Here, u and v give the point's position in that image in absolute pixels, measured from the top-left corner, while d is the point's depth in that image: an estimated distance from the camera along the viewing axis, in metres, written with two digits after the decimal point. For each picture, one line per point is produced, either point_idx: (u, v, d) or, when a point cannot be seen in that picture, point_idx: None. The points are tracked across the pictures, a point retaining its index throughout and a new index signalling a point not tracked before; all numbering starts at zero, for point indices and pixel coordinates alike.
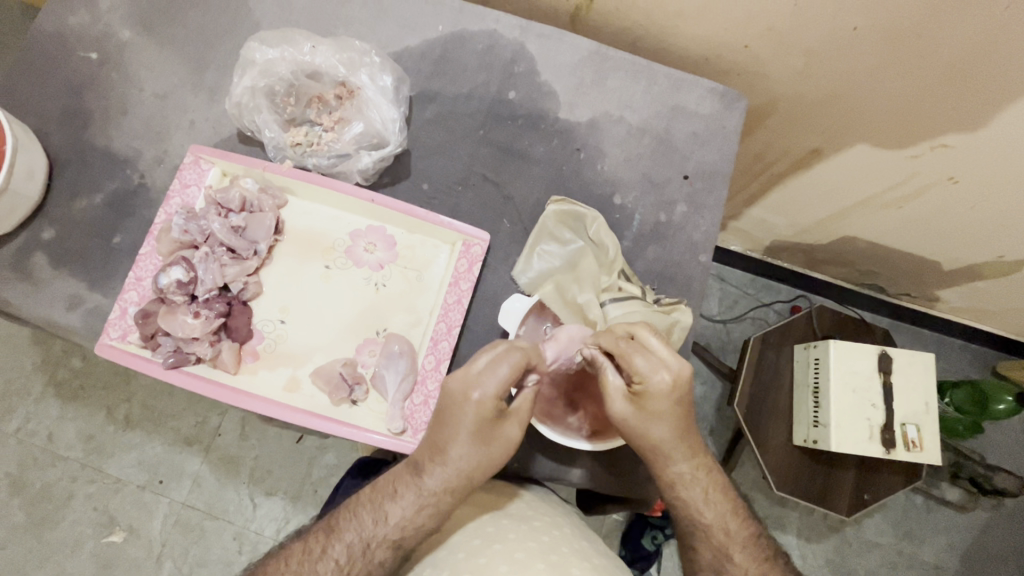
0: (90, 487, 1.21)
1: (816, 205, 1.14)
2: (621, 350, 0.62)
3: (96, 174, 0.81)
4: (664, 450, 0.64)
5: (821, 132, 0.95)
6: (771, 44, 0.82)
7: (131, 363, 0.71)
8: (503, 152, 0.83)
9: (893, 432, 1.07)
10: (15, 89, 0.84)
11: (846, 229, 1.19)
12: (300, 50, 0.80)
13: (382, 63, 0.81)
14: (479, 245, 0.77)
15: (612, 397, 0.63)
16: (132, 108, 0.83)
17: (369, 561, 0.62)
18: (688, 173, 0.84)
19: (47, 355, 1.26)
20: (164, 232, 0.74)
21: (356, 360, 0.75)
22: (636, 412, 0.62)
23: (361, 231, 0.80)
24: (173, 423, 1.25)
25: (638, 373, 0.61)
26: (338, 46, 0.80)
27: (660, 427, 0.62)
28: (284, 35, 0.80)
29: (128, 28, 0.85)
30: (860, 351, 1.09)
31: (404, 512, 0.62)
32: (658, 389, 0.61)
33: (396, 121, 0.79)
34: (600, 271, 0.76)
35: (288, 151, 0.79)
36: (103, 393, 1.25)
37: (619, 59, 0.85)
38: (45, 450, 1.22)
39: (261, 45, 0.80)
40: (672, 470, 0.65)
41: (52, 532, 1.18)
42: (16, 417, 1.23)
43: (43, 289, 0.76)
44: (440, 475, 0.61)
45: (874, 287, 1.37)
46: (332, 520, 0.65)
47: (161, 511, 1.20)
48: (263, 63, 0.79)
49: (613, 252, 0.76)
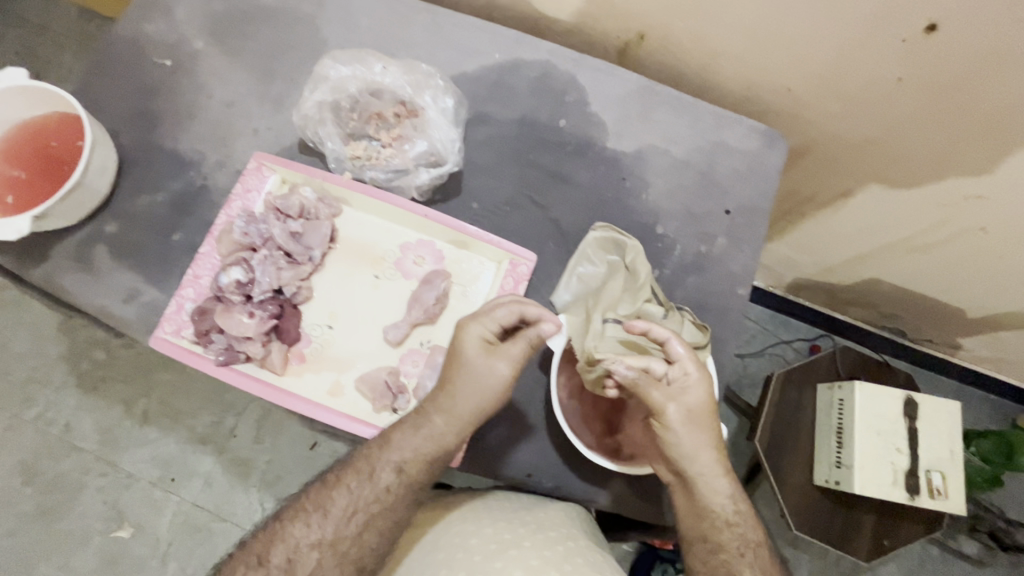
0: (102, 480, 1.23)
1: (842, 246, 1.17)
2: (667, 337, 0.67)
3: (160, 175, 0.84)
4: (706, 458, 0.66)
5: (853, 175, 0.98)
6: (814, 88, 0.86)
7: (184, 358, 0.73)
8: (551, 177, 0.85)
9: (918, 478, 1.11)
10: (90, 90, 0.88)
11: (869, 270, 1.20)
12: (371, 69, 0.84)
13: (446, 86, 0.85)
14: (526, 264, 0.79)
15: (661, 401, 0.65)
16: (198, 114, 0.87)
17: (376, 486, 0.65)
18: (729, 207, 0.86)
19: (72, 346, 1.29)
20: (225, 233, 0.77)
21: (399, 369, 0.77)
22: (687, 403, 0.65)
23: (411, 244, 0.82)
24: (189, 422, 1.26)
25: (681, 364, 0.66)
26: (406, 67, 0.84)
27: (703, 426, 0.66)
28: (357, 54, 0.84)
29: (200, 39, 0.90)
30: (885, 395, 1.15)
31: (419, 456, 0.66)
32: (701, 378, 0.66)
33: (456, 142, 0.83)
34: (623, 295, 0.75)
35: (347, 163, 0.82)
36: (123, 386, 1.27)
37: (666, 94, 0.88)
38: (61, 440, 1.24)
39: (334, 63, 0.84)
40: (717, 483, 0.67)
41: (61, 523, 1.20)
42: (36, 405, 1.26)
43: (102, 282, 0.79)
44: (450, 425, 0.67)
45: (897, 330, 1.37)
46: (345, 476, 0.67)
47: (171, 509, 1.21)
48: (335, 80, 0.83)
49: (643, 278, 0.76)
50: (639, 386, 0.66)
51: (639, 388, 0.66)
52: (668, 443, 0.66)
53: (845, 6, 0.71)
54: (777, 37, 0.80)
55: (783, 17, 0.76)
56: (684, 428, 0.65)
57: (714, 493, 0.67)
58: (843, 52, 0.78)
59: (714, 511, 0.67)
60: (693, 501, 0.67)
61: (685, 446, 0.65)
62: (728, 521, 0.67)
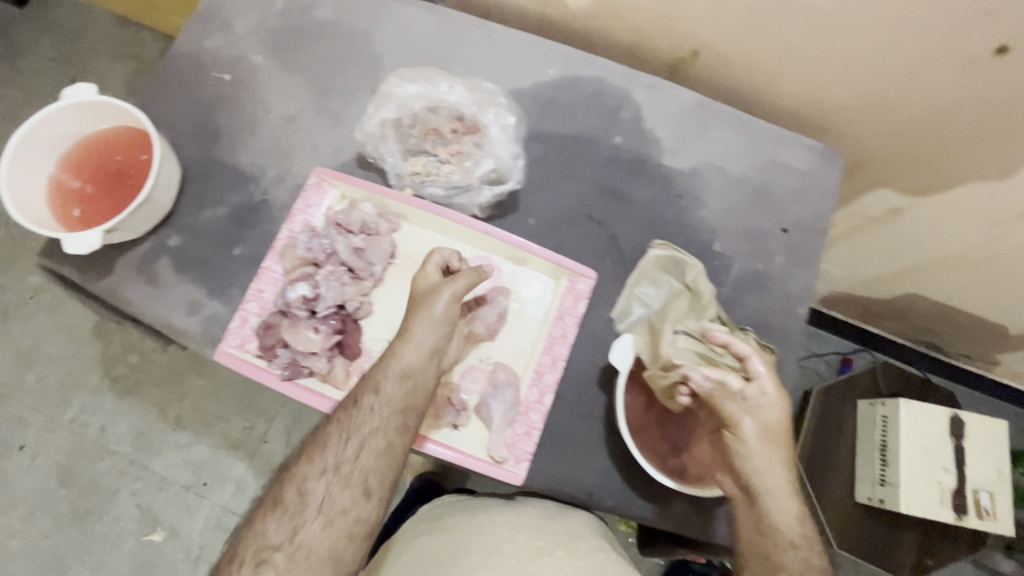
0: (136, 483, 1.24)
1: (883, 260, 1.15)
2: (747, 354, 0.67)
3: (221, 188, 0.85)
4: (777, 477, 0.65)
5: (902, 191, 0.97)
6: (868, 107, 0.86)
7: (249, 372, 0.74)
8: (607, 194, 0.86)
9: (965, 498, 1.09)
10: (152, 104, 0.89)
11: (910, 283, 1.19)
12: (437, 88, 0.86)
13: (508, 105, 0.87)
14: (586, 281, 0.79)
15: (737, 413, 0.65)
16: (258, 128, 0.88)
17: (358, 412, 0.66)
18: (786, 226, 0.86)
19: (106, 351, 1.30)
20: (288, 249, 0.78)
21: (460, 386, 0.76)
22: (762, 419, 0.65)
23: (469, 260, 0.82)
24: (221, 426, 1.27)
25: (760, 381, 0.66)
26: (470, 87, 0.87)
27: (779, 445, 0.65)
28: (424, 74, 0.86)
29: (260, 54, 0.91)
30: (931, 413, 1.13)
31: (394, 386, 0.66)
32: (779, 398, 0.66)
33: (518, 160, 0.85)
34: (689, 313, 0.77)
35: (407, 179, 0.83)
36: (156, 390, 1.28)
37: (722, 111, 0.88)
38: (96, 443, 1.25)
39: (401, 82, 0.85)
40: (785, 503, 0.65)
41: (95, 525, 1.21)
42: (72, 408, 1.27)
43: (166, 294, 0.80)
44: (418, 358, 0.67)
45: (931, 345, 1.36)
46: (333, 417, 0.67)
47: (202, 514, 1.22)
48: (402, 98, 0.85)
49: (707, 299, 0.77)
50: (715, 397, 0.66)
51: (716, 400, 0.66)
52: (740, 457, 0.65)
53: (901, 27, 0.72)
54: (835, 55, 0.79)
55: (839, 39, 0.77)
56: (759, 444, 0.65)
57: (782, 511, 0.65)
58: (902, 70, 0.77)
59: (779, 529, 0.64)
60: (757, 519, 0.65)
61: (756, 461, 0.65)
62: (792, 540, 0.64)
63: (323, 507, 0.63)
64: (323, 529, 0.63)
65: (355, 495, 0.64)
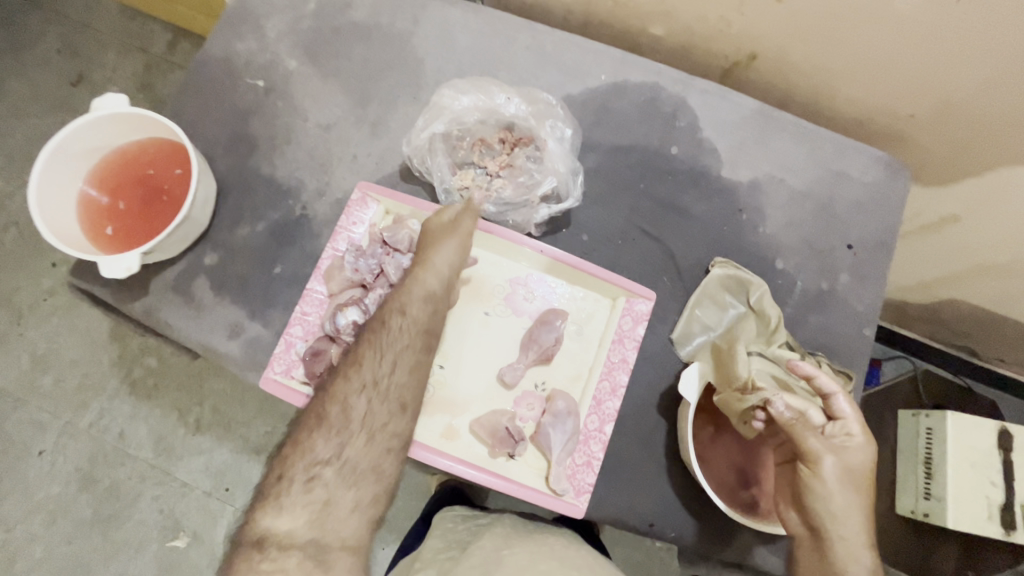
0: (158, 488, 1.19)
1: (929, 264, 1.03)
2: (833, 391, 0.63)
3: (259, 202, 0.81)
4: (852, 525, 0.61)
5: (960, 201, 0.88)
6: (939, 113, 0.79)
7: (297, 400, 0.70)
8: (663, 208, 0.82)
9: (1013, 512, 1.06)
10: (182, 110, 0.84)
11: (952, 294, 1.06)
12: (493, 98, 0.80)
13: (565, 116, 0.81)
14: (644, 302, 0.76)
15: (819, 450, 0.61)
16: (296, 138, 0.83)
17: (392, 336, 0.66)
18: (851, 242, 0.82)
19: (124, 352, 1.24)
20: (334, 270, 0.74)
21: (515, 414, 0.74)
22: (844, 461, 0.62)
23: (521, 279, 0.79)
24: (243, 431, 1.21)
25: (844, 420, 0.63)
26: (527, 98, 0.81)
27: (858, 490, 0.62)
28: (477, 83, 0.80)
29: (294, 58, 0.86)
30: (979, 425, 1.08)
31: (420, 305, 0.68)
32: (864, 441, 0.62)
33: (575, 175, 0.79)
34: (757, 338, 0.75)
35: (456, 194, 0.79)
36: (176, 394, 1.22)
37: (782, 119, 0.84)
38: (116, 448, 1.20)
39: (453, 92, 0.79)
40: (857, 553, 0.61)
41: (118, 531, 1.17)
42: (90, 412, 1.22)
43: (205, 315, 0.77)
44: (438, 286, 0.70)
45: (965, 349, 1.21)
46: (361, 341, 0.66)
47: (226, 519, 1.18)
48: (455, 111, 0.79)
49: (775, 323, 0.74)
50: (796, 428, 0.62)
51: (796, 431, 0.62)
52: (815, 494, 0.62)
53: (988, 27, 0.65)
54: (912, 49, 0.72)
55: (912, 38, 0.71)
56: (837, 484, 0.61)
57: (855, 560, 0.60)
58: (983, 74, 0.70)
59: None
60: (825, 563, 0.62)
61: (832, 504, 0.61)
62: None
63: (367, 423, 0.62)
64: (367, 443, 0.61)
65: (392, 409, 0.63)
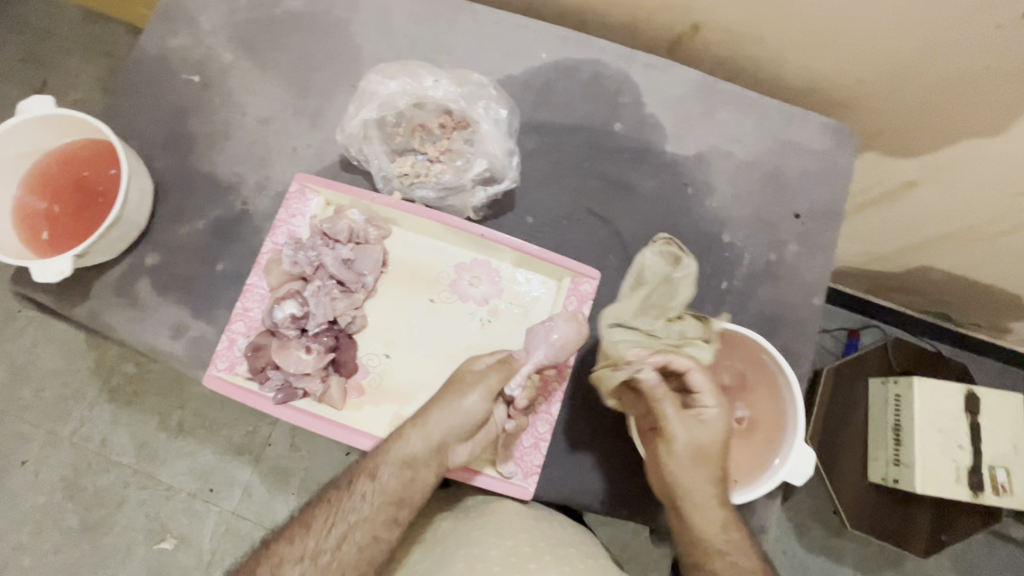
0: (142, 493, 1.19)
1: (893, 234, 1.01)
2: (687, 368, 0.64)
3: (199, 200, 0.80)
4: (704, 491, 0.63)
5: (918, 163, 0.85)
6: (887, 76, 0.77)
7: (242, 396, 0.70)
8: (610, 186, 0.81)
9: (981, 474, 1.05)
10: (119, 112, 0.83)
11: (918, 262, 1.06)
12: (421, 82, 0.79)
13: (499, 96, 0.80)
14: (589, 282, 0.74)
15: (674, 425, 0.62)
16: (234, 133, 0.82)
17: (368, 515, 0.61)
18: (800, 211, 0.81)
19: (101, 360, 1.24)
20: (273, 263, 0.73)
21: None
22: (697, 435, 0.63)
23: (466, 263, 0.78)
24: (226, 432, 1.21)
25: (700, 394, 0.63)
26: (457, 80, 0.80)
27: (710, 461, 0.63)
28: (407, 68, 0.79)
29: (230, 52, 0.84)
30: (946, 390, 1.07)
31: (390, 475, 0.62)
32: (719, 413, 0.63)
33: (512, 156, 0.79)
34: (652, 310, 0.70)
35: (395, 181, 0.78)
36: (159, 399, 1.22)
37: (726, 91, 0.82)
38: (97, 455, 1.20)
39: (383, 78, 0.79)
40: (710, 519, 0.63)
41: (106, 537, 1.17)
42: (71, 421, 1.22)
43: (150, 316, 0.76)
44: (421, 449, 0.62)
45: (942, 316, 1.21)
46: (327, 501, 0.63)
47: (212, 520, 1.17)
48: (384, 97, 0.79)
49: (676, 301, 0.70)
50: (656, 404, 0.62)
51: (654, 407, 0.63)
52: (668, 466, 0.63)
53: None
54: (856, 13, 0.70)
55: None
56: (689, 458, 0.62)
57: (709, 523, 0.63)
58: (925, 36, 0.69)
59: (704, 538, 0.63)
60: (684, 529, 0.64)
61: (685, 475, 0.63)
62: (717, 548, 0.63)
63: None
64: None
65: None
